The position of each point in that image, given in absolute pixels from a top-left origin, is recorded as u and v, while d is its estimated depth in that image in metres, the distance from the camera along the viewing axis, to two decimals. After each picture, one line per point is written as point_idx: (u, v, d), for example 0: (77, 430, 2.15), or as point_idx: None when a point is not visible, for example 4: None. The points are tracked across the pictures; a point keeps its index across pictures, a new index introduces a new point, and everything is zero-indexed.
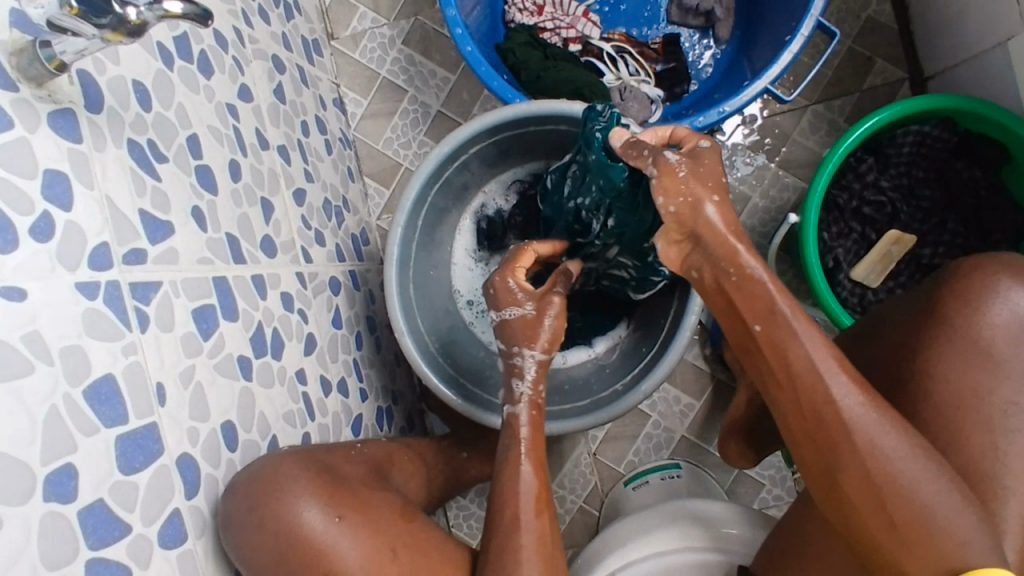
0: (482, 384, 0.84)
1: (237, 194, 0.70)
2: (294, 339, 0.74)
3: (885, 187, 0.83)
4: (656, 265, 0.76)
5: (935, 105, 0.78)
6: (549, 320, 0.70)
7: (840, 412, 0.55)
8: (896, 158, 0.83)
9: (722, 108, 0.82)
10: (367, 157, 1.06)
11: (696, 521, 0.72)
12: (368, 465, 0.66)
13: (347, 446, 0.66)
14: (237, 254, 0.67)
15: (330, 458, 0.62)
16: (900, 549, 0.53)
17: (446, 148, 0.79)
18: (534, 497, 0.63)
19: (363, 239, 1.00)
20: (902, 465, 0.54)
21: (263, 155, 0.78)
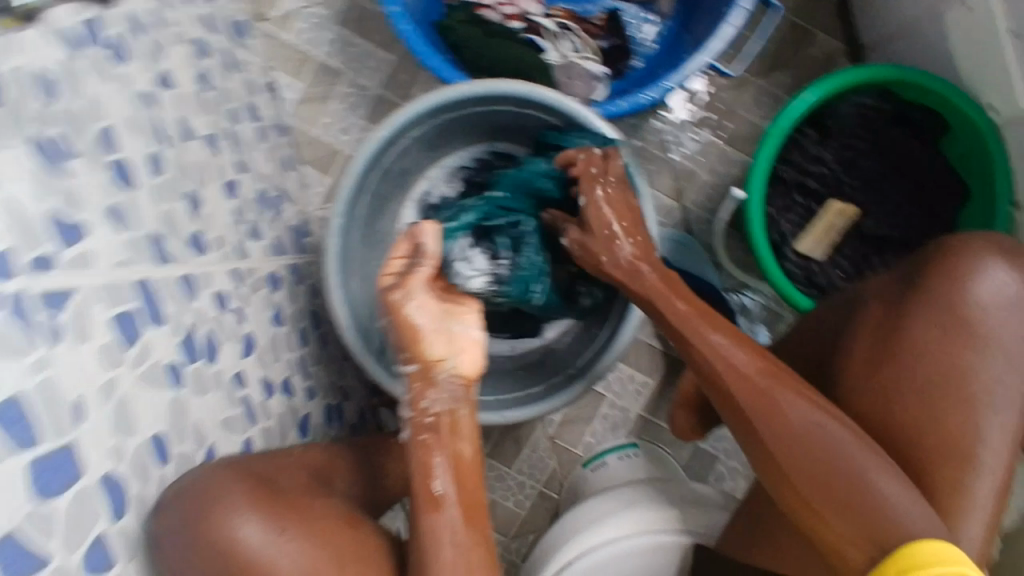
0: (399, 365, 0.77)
1: (161, 189, 0.66)
2: (231, 340, 0.70)
3: (828, 160, 0.84)
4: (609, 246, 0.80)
5: (876, 76, 0.78)
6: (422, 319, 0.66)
7: (755, 392, 0.62)
8: (837, 130, 0.84)
9: (667, 82, 0.81)
10: (305, 144, 1.02)
11: (653, 506, 0.70)
12: (308, 473, 0.66)
13: (287, 454, 0.65)
14: (162, 253, 0.63)
15: (267, 470, 0.62)
16: (831, 521, 0.57)
17: (385, 132, 0.75)
18: (463, 504, 0.62)
19: (304, 231, 0.96)
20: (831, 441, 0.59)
21: (189, 147, 0.73)
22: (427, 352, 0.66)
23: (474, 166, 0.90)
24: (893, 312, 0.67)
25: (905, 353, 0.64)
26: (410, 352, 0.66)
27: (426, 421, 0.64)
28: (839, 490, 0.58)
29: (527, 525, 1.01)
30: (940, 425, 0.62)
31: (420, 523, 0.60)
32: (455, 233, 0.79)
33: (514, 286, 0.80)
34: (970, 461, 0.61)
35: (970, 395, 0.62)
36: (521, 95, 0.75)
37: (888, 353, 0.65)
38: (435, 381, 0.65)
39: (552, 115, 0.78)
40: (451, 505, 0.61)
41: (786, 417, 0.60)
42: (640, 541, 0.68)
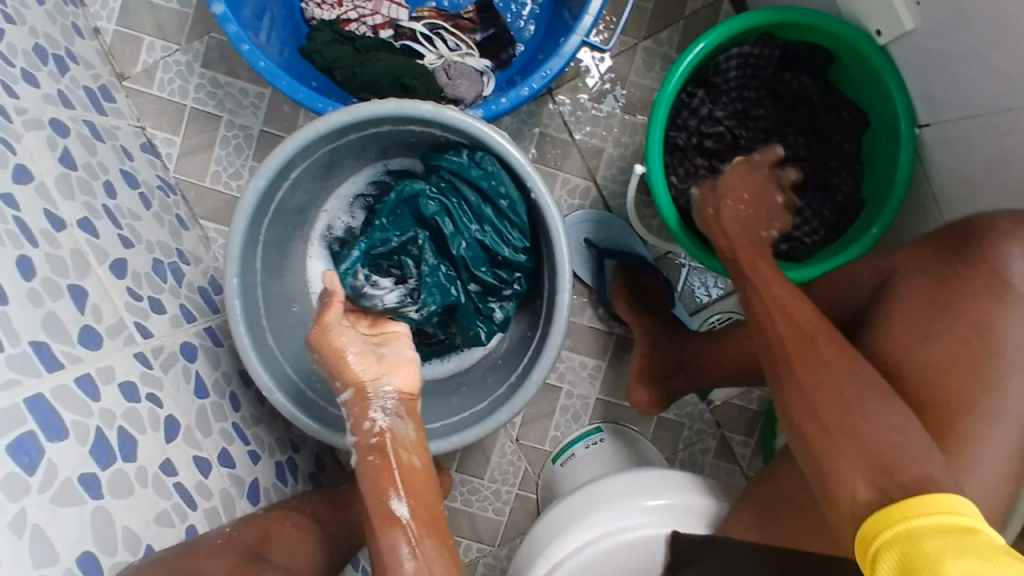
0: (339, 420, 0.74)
1: (37, 293, 0.61)
2: (150, 431, 0.66)
3: (721, 117, 0.83)
4: (510, 240, 0.77)
5: (754, 23, 0.77)
6: (352, 355, 0.65)
7: (797, 334, 0.63)
8: (726, 85, 0.83)
9: (546, 70, 0.77)
10: (197, 199, 0.97)
11: (598, 506, 0.64)
12: (241, 551, 0.60)
13: (210, 540, 0.60)
14: (50, 360, 0.58)
15: (186, 564, 0.55)
16: (837, 446, 0.56)
17: (267, 176, 0.70)
18: (427, 517, 0.59)
19: (214, 289, 0.91)
20: (859, 376, 0.59)
21: (60, 238, 0.68)
22: (354, 373, 0.65)
23: (373, 191, 0.87)
24: (926, 273, 0.65)
25: (952, 326, 0.62)
26: (342, 379, 0.65)
27: (371, 442, 0.62)
28: (858, 429, 0.56)
29: (510, 531, 1.00)
30: (966, 391, 0.60)
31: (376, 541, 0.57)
32: (350, 270, 0.79)
33: (430, 295, 0.78)
34: (982, 432, 0.60)
35: (998, 361, 0.61)
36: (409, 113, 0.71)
37: (931, 326, 0.63)
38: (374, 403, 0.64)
39: (445, 129, 0.74)
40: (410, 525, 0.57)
41: (823, 358, 0.60)
42: (608, 545, 0.62)
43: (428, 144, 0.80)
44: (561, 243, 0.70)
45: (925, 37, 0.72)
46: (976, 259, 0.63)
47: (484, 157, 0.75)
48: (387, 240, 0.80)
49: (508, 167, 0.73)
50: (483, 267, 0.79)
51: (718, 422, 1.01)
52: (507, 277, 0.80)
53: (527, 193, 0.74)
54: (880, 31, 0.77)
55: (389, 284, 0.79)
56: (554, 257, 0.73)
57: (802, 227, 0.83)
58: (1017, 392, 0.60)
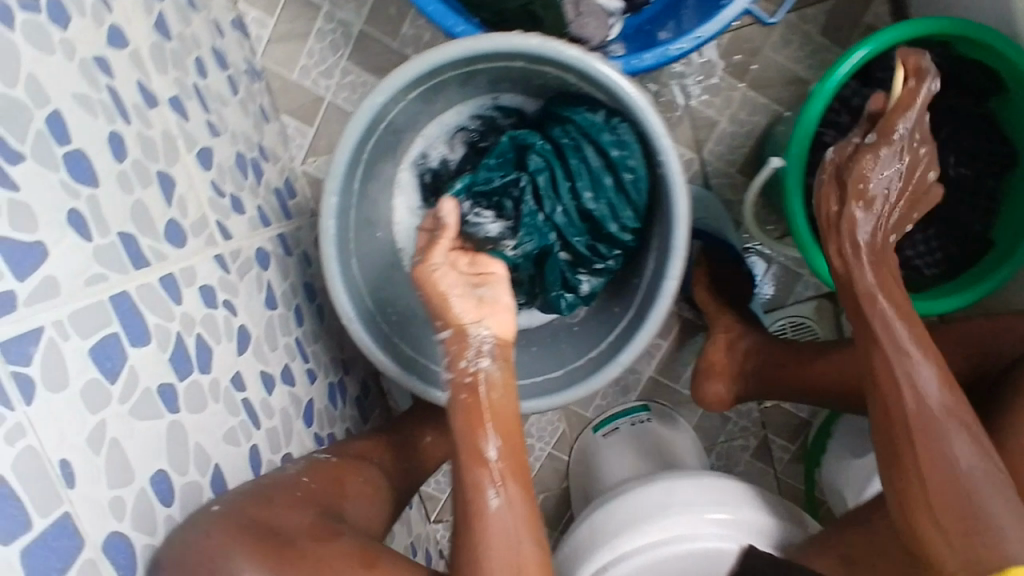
0: (414, 363, 0.72)
1: (127, 177, 0.56)
2: (223, 341, 0.63)
3: None
4: (620, 220, 0.73)
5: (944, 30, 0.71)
6: (454, 297, 0.62)
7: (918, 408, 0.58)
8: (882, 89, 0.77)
9: (699, 34, 0.70)
10: (281, 91, 0.90)
11: (659, 509, 0.63)
12: (315, 504, 0.56)
13: (291, 487, 0.55)
14: (136, 256, 0.54)
15: (265, 513, 0.50)
16: (951, 553, 0.53)
17: (388, 94, 0.64)
18: (514, 465, 0.57)
19: (288, 192, 0.87)
20: (987, 474, 0.55)
21: (152, 116, 0.62)
22: (456, 315, 0.62)
23: (477, 126, 0.81)
24: None
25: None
26: (444, 318, 0.63)
27: (466, 380, 0.60)
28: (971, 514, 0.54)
29: (536, 487, 1.00)
30: None
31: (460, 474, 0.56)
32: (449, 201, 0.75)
33: (528, 236, 0.75)
34: None
35: None
36: (554, 56, 0.65)
37: None
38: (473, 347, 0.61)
39: (587, 81, 0.68)
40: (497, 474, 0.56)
41: (947, 457, 0.56)
42: (669, 552, 0.61)
43: (558, 92, 0.74)
44: (681, 226, 0.66)
45: None
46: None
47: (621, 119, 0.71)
48: (490, 180, 0.76)
49: (643, 134, 0.68)
50: (580, 237, 0.76)
51: (764, 422, 1.01)
52: (604, 252, 0.76)
53: (656, 166, 0.69)
54: None
55: (490, 217, 0.76)
56: (666, 240, 0.68)
57: (921, 254, 0.81)
58: None
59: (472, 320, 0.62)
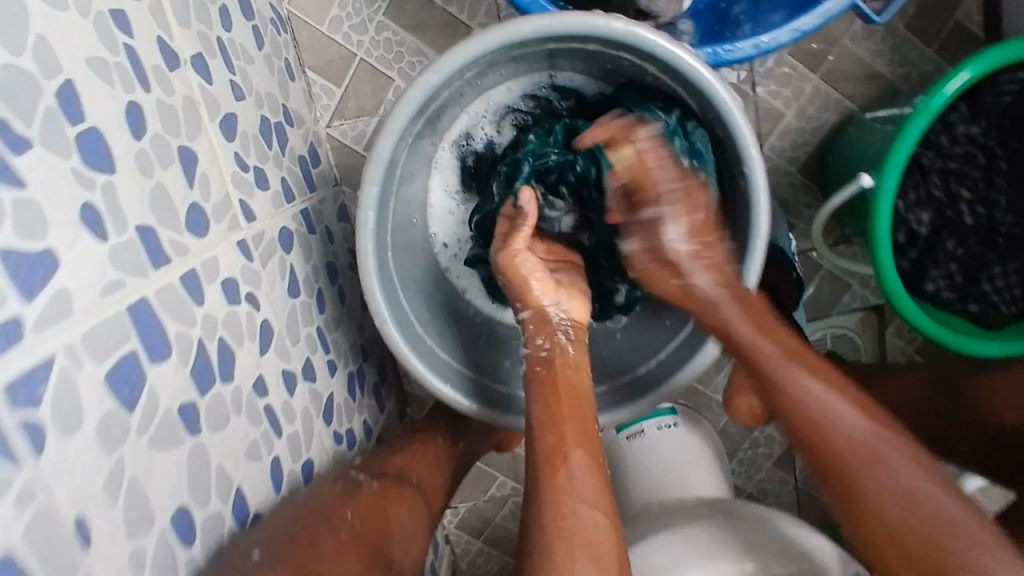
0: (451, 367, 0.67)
1: (146, 158, 0.48)
2: (246, 342, 0.56)
3: (976, 137, 0.73)
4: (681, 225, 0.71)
5: None
6: (536, 281, 0.68)
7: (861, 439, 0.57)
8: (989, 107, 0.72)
9: (798, 26, 0.62)
10: (307, 44, 0.80)
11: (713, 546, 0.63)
12: (363, 544, 0.52)
13: (334, 526, 0.51)
14: (156, 253, 0.47)
15: (314, 562, 0.46)
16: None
17: (448, 73, 0.56)
18: (589, 440, 0.61)
19: (312, 160, 0.79)
20: (941, 502, 0.53)
21: (174, 80, 0.54)
22: (536, 297, 0.68)
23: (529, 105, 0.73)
24: None
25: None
26: (523, 301, 0.68)
27: (542, 353, 0.65)
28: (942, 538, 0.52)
29: None
30: None
31: (538, 439, 0.61)
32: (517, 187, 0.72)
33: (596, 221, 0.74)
34: None
35: None
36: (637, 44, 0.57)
37: None
38: (554, 328, 0.67)
39: (672, 75, 0.61)
40: (571, 452, 0.60)
41: (885, 494, 0.54)
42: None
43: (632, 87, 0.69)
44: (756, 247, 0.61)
45: None
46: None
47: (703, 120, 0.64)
48: (546, 156, 0.73)
49: (726, 141, 0.61)
50: None
51: None
52: None
53: (738, 178, 0.62)
54: None
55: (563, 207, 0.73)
56: (738, 256, 0.63)
57: (1000, 291, 0.74)
58: None
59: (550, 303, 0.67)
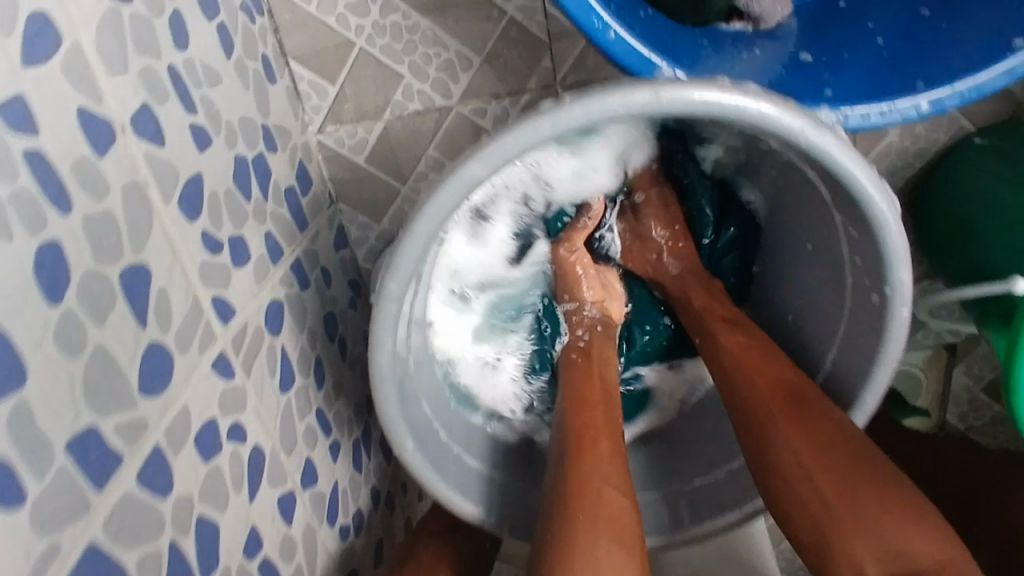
0: (477, 479, 0.57)
1: (75, 320, 0.34)
2: (232, 497, 0.44)
3: None
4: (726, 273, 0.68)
5: None
6: (582, 269, 0.67)
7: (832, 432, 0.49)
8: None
9: (975, 82, 0.50)
10: (291, 26, 0.61)
11: None
12: None
13: None
14: (100, 464, 0.34)
15: None
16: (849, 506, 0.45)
17: (509, 162, 0.41)
18: (604, 427, 0.54)
19: (302, 186, 0.62)
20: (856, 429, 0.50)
21: (109, 169, 0.38)
22: (580, 292, 0.66)
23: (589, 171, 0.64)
24: None
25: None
26: (569, 294, 0.66)
27: (580, 344, 0.63)
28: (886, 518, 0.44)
29: None
30: None
31: (569, 422, 0.54)
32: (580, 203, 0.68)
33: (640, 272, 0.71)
34: None
35: None
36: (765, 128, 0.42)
37: None
38: (591, 320, 0.65)
39: (803, 156, 0.46)
40: (599, 440, 0.52)
41: (792, 431, 0.49)
42: None
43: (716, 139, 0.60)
44: (877, 380, 0.51)
45: None
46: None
47: (826, 207, 0.51)
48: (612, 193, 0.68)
49: (861, 238, 0.48)
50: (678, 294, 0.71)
51: None
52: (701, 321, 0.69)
53: (872, 289, 0.50)
54: None
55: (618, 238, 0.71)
56: (850, 368, 0.53)
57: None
58: None
59: (595, 301, 0.66)
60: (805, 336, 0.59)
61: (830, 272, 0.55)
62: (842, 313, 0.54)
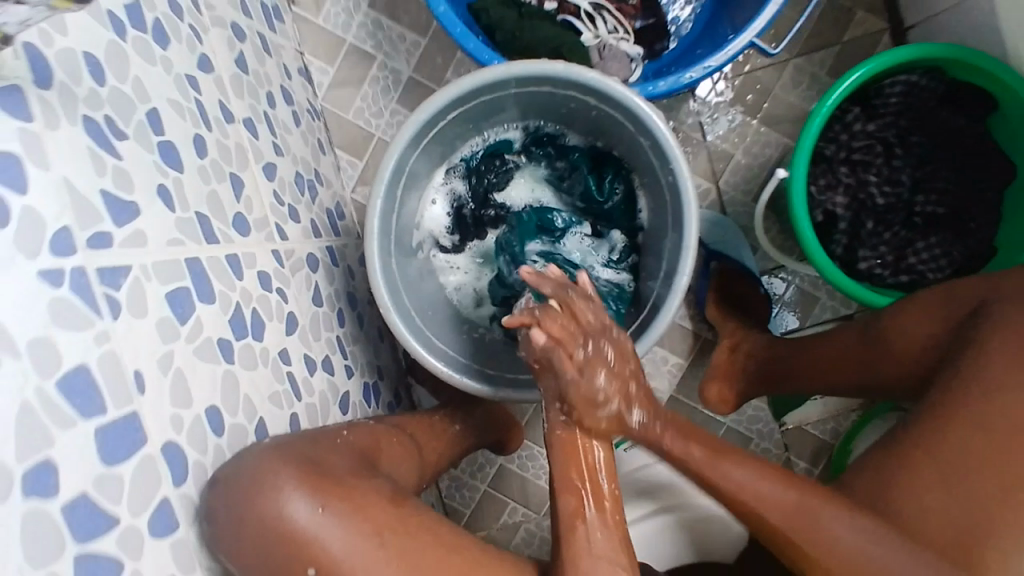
0: (441, 354, 0.78)
1: (205, 171, 0.66)
2: (274, 319, 0.71)
3: (872, 131, 0.88)
4: (612, 213, 0.85)
5: (899, 58, 0.73)
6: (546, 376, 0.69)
7: (784, 510, 0.61)
8: (883, 109, 0.87)
9: (709, 64, 0.76)
10: (337, 128, 1.02)
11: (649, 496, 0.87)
12: (358, 454, 0.63)
13: (263, 447, 0.56)
14: (209, 233, 0.63)
15: (313, 450, 0.58)
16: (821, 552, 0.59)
17: (427, 114, 0.73)
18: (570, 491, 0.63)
19: (338, 213, 0.97)
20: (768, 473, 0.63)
21: (229, 129, 0.74)
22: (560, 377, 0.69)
23: (513, 156, 0.88)
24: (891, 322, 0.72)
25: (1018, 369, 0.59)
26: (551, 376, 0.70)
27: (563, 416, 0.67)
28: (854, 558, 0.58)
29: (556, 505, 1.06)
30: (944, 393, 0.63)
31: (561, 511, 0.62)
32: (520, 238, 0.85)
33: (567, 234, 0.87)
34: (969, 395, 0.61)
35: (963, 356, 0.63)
36: (570, 77, 0.72)
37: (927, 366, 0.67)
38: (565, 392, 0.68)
39: (605, 101, 0.74)
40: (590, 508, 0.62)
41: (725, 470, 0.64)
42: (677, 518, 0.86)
43: (580, 128, 0.83)
44: (691, 227, 0.71)
45: None
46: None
47: (637, 140, 0.76)
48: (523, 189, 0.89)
49: (654, 145, 0.73)
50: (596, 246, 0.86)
51: (787, 444, 1.01)
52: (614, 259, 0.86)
53: (664, 174, 0.75)
54: None
55: None
56: (678, 246, 0.73)
57: (926, 262, 0.87)
58: None
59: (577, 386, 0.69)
60: (655, 238, 0.80)
61: (654, 178, 0.78)
62: (668, 208, 0.76)
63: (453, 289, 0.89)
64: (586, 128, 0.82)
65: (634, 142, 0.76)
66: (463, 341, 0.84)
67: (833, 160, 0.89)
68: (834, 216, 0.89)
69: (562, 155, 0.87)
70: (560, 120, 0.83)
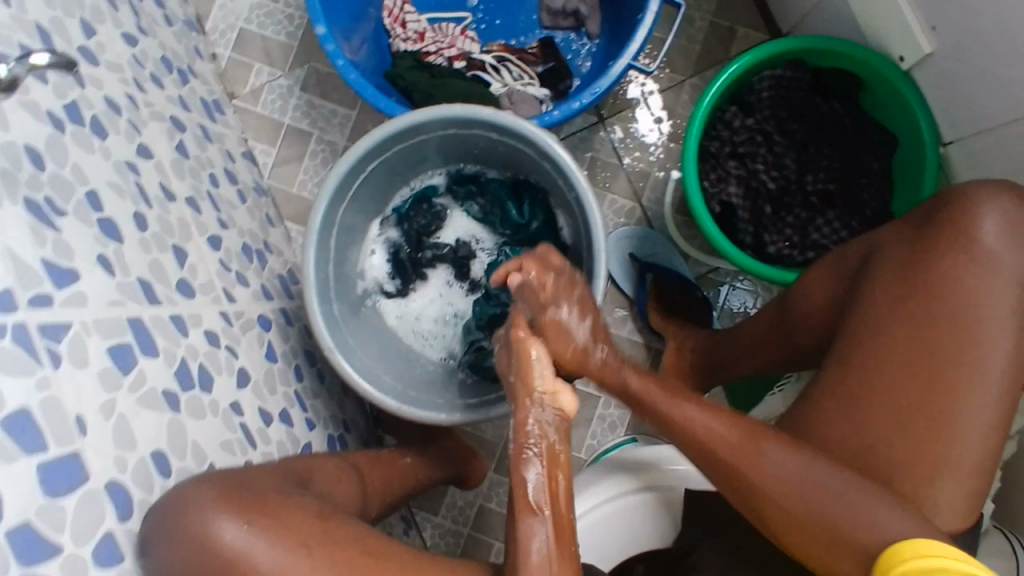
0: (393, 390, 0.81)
1: (146, 243, 0.72)
2: (224, 373, 0.74)
3: (752, 125, 0.97)
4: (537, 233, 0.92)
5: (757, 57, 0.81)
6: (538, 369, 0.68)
7: (749, 465, 0.66)
8: (757, 104, 0.97)
9: (595, 87, 0.87)
10: (284, 202, 1.10)
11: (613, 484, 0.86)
12: (290, 477, 0.65)
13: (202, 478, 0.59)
14: (151, 296, 0.69)
15: (242, 474, 0.61)
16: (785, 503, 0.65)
17: (342, 171, 0.79)
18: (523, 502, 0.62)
19: (290, 278, 1.03)
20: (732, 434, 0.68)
21: (171, 206, 0.80)
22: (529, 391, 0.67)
23: (439, 198, 0.96)
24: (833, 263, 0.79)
25: (918, 317, 0.68)
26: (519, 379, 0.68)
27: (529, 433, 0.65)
28: (826, 507, 0.64)
29: None
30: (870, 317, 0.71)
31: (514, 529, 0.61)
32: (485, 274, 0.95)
33: (501, 260, 0.95)
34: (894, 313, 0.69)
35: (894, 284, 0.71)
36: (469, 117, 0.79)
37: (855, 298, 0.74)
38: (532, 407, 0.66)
39: (502, 133, 0.81)
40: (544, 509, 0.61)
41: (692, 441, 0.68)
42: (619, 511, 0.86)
43: (492, 163, 0.90)
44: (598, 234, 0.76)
45: (942, 59, 0.85)
46: (955, 240, 0.69)
47: (539, 164, 0.83)
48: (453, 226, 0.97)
49: (556, 166, 0.80)
50: None
51: None
52: None
53: (567, 190, 0.81)
54: (903, 57, 0.89)
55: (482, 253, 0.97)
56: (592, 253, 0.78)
57: (829, 235, 0.95)
58: (1000, 319, 0.67)
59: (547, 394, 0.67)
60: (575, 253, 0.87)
61: (561, 195, 0.85)
62: (578, 220, 0.83)
63: (403, 327, 0.94)
64: (495, 162, 0.90)
65: (540, 166, 0.83)
66: (416, 374, 0.88)
67: (719, 155, 0.98)
68: (731, 206, 0.97)
69: (481, 187, 0.94)
70: (472, 159, 0.91)
